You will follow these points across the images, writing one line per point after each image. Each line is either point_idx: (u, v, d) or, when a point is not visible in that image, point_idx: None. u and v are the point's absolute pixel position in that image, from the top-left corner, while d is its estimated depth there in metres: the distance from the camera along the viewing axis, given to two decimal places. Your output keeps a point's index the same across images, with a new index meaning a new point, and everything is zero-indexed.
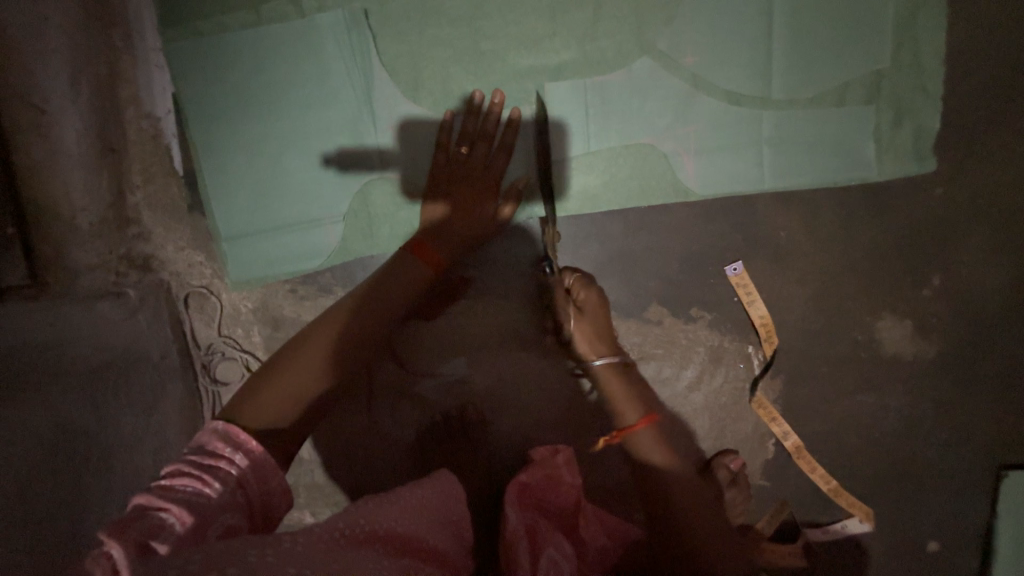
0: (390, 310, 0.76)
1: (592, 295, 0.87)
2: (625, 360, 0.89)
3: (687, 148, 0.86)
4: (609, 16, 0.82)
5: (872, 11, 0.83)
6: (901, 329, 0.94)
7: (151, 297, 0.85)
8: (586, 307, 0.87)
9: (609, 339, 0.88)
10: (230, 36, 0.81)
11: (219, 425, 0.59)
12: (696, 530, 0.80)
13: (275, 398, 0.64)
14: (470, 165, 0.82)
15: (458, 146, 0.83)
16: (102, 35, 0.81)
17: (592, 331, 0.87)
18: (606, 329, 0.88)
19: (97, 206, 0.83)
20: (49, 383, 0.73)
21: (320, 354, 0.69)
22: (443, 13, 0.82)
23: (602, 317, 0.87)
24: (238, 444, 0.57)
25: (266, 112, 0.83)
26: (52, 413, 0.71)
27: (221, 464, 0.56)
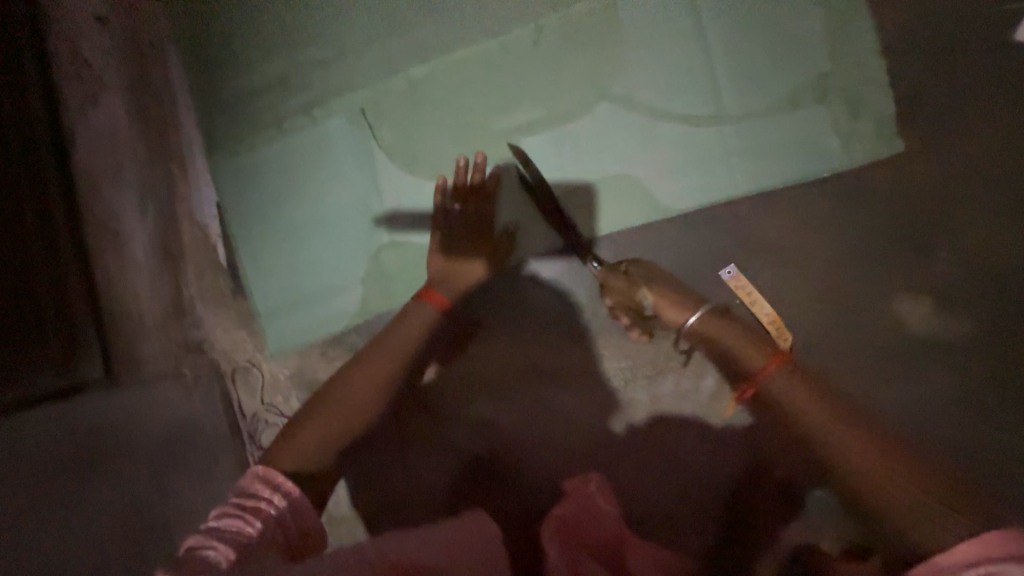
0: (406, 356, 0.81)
1: (649, 267, 0.88)
2: (720, 308, 0.86)
3: (659, 171, 0.93)
4: (568, 73, 0.94)
5: (803, 24, 0.91)
6: (921, 308, 0.92)
7: (205, 376, 0.96)
8: (652, 277, 0.87)
9: (691, 299, 0.85)
10: (259, 150, 0.99)
11: (259, 470, 0.65)
12: (831, 444, 0.68)
13: (313, 441, 0.69)
14: (465, 219, 0.91)
15: (453, 204, 0.90)
16: (159, 164, 1.00)
17: (670, 296, 0.85)
18: (679, 289, 0.86)
19: (159, 303, 0.98)
20: (122, 452, 0.90)
21: (353, 399, 0.74)
22: (426, 98, 0.96)
23: (670, 281, 0.87)
24: (276, 486, 0.63)
25: (291, 204, 0.99)
26: (124, 478, 0.89)
27: (262, 506, 0.61)
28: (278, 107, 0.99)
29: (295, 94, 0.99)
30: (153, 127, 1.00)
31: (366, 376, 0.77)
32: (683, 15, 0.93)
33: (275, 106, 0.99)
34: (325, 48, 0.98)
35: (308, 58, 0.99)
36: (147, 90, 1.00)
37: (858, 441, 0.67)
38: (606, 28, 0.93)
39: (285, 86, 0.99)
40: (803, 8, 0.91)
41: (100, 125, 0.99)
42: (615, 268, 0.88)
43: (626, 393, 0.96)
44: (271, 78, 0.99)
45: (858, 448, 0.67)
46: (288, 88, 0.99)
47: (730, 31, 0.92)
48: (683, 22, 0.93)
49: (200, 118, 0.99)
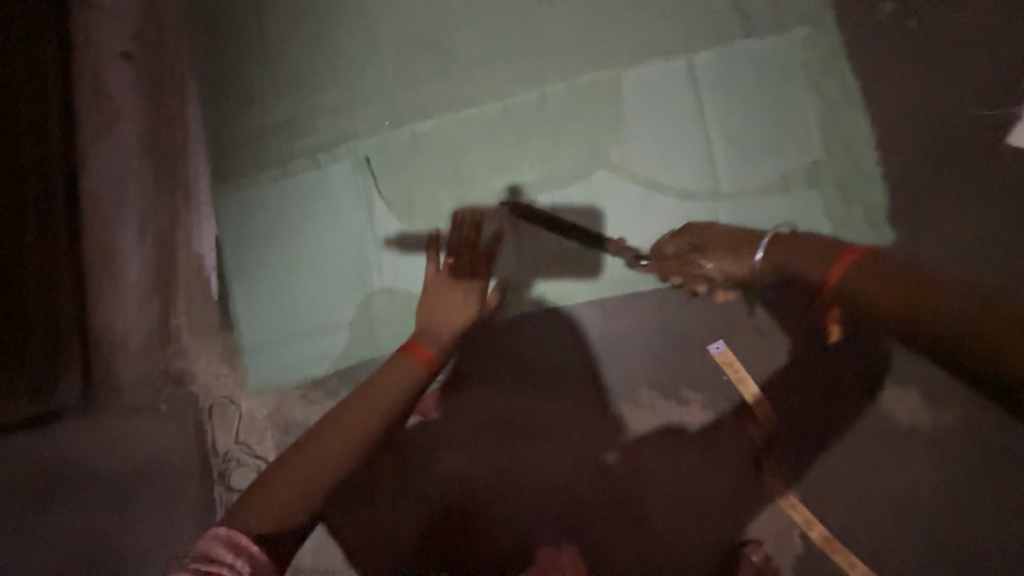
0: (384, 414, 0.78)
1: (693, 233, 0.81)
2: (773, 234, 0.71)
3: (650, 240, 0.95)
4: (567, 139, 0.96)
5: (801, 109, 0.93)
6: (912, 399, 0.89)
7: (182, 408, 0.96)
8: (697, 241, 0.79)
9: (744, 241, 0.74)
10: (262, 187, 1.02)
11: (222, 531, 0.65)
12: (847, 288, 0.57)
13: (280, 501, 0.68)
14: (457, 272, 0.91)
15: (446, 258, 0.92)
16: (165, 195, 1.03)
17: (719, 248, 0.75)
18: (730, 237, 0.76)
19: (146, 330, 0.99)
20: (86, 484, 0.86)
21: (326, 457, 0.72)
22: (429, 151, 0.99)
23: (717, 235, 0.78)
24: (240, 549, 0.63)
25: (288, 242, 1.00)
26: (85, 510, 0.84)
27: (225, 570, 0.61)
28: (286, 148, 1.02)
29: (304, 137, 1.02)
30: (166, 159, 1.04)
31: (342, 434, 0.75)
32: (684, 90, 0.95)
33: (283, 147, 1.02)
34: (336, 96, 1.02)
35: (319, 104, 1.02)
36: (164, 124, 1.05)
37: (868, 272, 0.55)
38: (607, 99, 0.96)
39: (294, 129, 1.02)
40: (801, 94, 0.93)
41: (115, 153, 1.03)
42: (667, 250, 0.82)
43: (603, 459, 0.95)
44: (282, 120, 1.03)
45: (864, 275, 0.55)
46: (297, 131, 1.02)
47: (728, 110, 0.94)
48: (683, 98, 0.95)
49: (211, 153, 1.04)
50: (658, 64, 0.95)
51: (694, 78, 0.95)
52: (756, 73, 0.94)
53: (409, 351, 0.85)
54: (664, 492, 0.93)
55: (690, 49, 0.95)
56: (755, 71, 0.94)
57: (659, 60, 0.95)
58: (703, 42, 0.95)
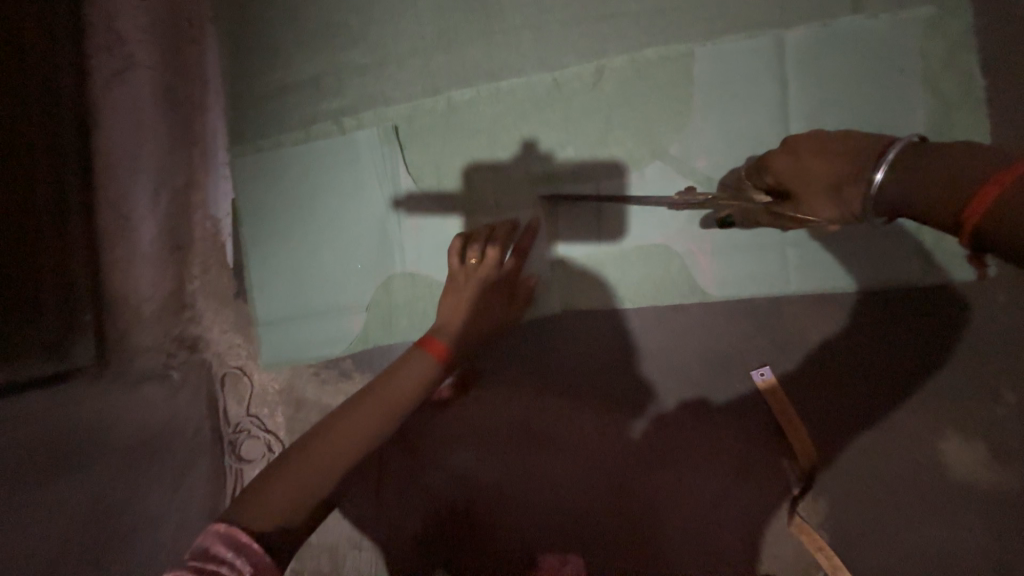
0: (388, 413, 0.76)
1: (782, 165, 0.67)
2: (899, 147, 0.56)
3: (702, 248, 0.84)
4: (621, 123, 0.84)
5: (911, 108, 0.77)
6: (971, 452, 0.81)
7: (194, 376, 0.96)
8: (790, 180, 0.66)
9: (852, 166, 0.59)
10: (282, 150, 0.94)
11: (222, 528, 0.63)
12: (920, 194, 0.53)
13: (280, 498, 0.66)
14: (483, 270, 0.83)
15: (470, 256, 0.84)
16: (183, 153, 0.98)
17: (817, 188, 0.63)
18: (831, 162, 0.61)
19: (160, 294, 0.96)
20: (93, 461, 0.82)
21: (329, 456, 0.70)
22: (464, 125, 0.89)
23: (813, 163, 0.63)
24: (240, 547, 0.61)
25: (307, 214, 0.94)
26: (89, 489, 0.80)
27: (223, 569, 0.59)
28: (309, 110, 0.94)
29: (328, 98, 0.93)
30: (184, 114, 0.98)
31: (347, 432, 0.73)
32: (768, 74, 0.80)
33: (305, 108, 0.94)
34: (366, 54, 0.92)
35: (347, 62, 0.93)
36: (183, 76, 0.98)
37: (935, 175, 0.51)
38: (674, 79, 0.83)
39: (318, 88, 0.93)
40: (913, 89, 0.77)
41: (128, 102, 0.96)
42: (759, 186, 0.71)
43: (619, 476, 0.89)
44: (306, 77, 0.94)
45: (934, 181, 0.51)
46: (321, 91, 0.93)
47: (820, 102, 0.79)
48: (767, 84, 0.80)
49: (231, 111, 0.97)
50: (740, 40, 0.81)
51: (782, 61, 0.80)
52: (859, 59, 0.78)
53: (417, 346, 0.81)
54: (681, 518, 0.88)
55: (780, 25, 0.80)
56: (859, 56, 0.78)
57: (741, 35, 0.81)
58: (797, 17, 0.80)
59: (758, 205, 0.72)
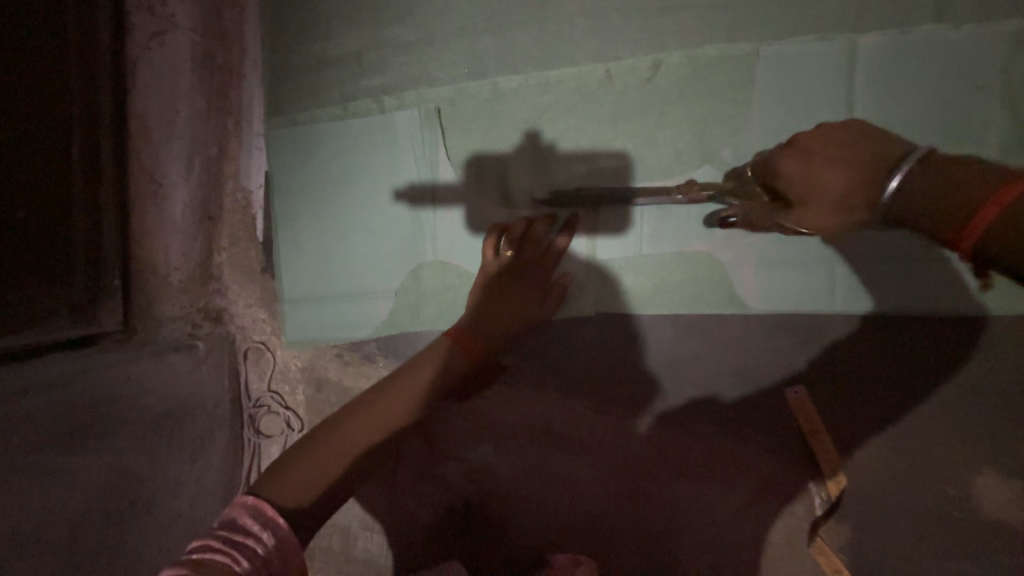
0: (413, 401, 0.77)
1: (791, 169, 0.64)
2: (915, 157, 0.53)
3: (746, 259, 0.81)
4: (674, 122, 0.81)
5: (985, 127, 0.73)
6: (1006, 490, 0.79)
7: (216, 349, 0.95)
8: (796, 186, 0.63)
9: (867, 175, 0.57)
10: (319, 126, 0.92)
11: (248, 501, 0.64)
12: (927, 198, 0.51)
13: (304, 476, 0.68)
14: (519, 266, 0.83)
15: (506, 249, 0.82)
16: (218, 121, 0.95)
17: (825, 197, 0.61)
18: (845, 170, 0.59)
19: (188, 265, 0.95)
20: (115, 432, 0.82)
21: (350, 441, 0.72)
22: (508, 112, 0.86)
23: (824, 171, 0.60)
24: (265, 522, 0.61)
25: (341, 193, 0.91)
26: (110, 459, 0.80)
27: (250, 542, 0.60)
28: (349, 86, 0.91)
29: (370, 76, 0.90)
30: (221, 80, 0.95)
31: (373, 417, 0.74)
32: (835, 82, 0.76)
33: (345, 84, 0.91)
34: (412, 32, 0.89)
35: (391, 39, 0.90)
36: (222, 40, 0.95)
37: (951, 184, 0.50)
38: (734, 80, 0.79)
39: (360, 64, 0.90)
40: (991, 108, 0.73)
41: (164, 65, 0.93)
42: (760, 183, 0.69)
43: (637, 485, 0.89)
44: (349, 52, 0.91)
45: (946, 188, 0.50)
46: (362, 67, 0.90)
47: (889, 115, 0.75)
48: (834, 92, 0.76)
49: (269, 81, 0.94)
50: (808, 42, 0.77)
51: (851, 67, 0.76)
52: (936, 71, 0.74)
53: (443, 336, 0.82)
54: (699, 533, 0.87)
55: (853, 30, 0.76)
56: (936, 67, 0.74)
57: (812, 38, 0.77)
58: (872, 22, 0.75)
59: (761, 206, 0.69)
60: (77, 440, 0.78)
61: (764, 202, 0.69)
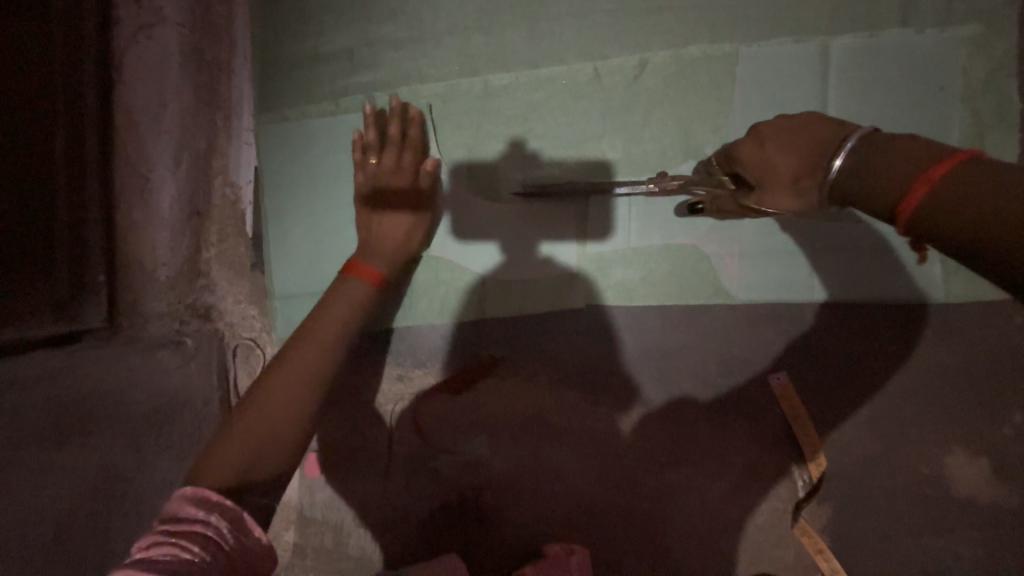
0: (326, 342, 0.79)
1: (749, 155, 0.67)
2: (854, 141, 0.57)
3: (730, 250, 0.84)
4: (660, 120, 0.83)
5: (948, 125, 0.78)
6: (974, 469, 0.84)
7: (206, 346, 0.92)
8: (756, 171, 0.67)
9: (813, 157, 0.61)
10: (311, 122, 0.92)
11: (188, 492, 0.62)
12: (866, 178, 0.54)
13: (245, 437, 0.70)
14: (384, 177, 0.85)
15: (370, 158, 0.85)
16: (207, 115, 0.94)
17: (782, 179, 0.64)
18: (794, 153, 0.63)
19: (175, 261, 0.94)
20: (102, 429, 0.82)
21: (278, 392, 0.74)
22: (500, 107, 0.87)
23: (777, 154, 0.64)
24: (210, 506, 0.60)
25: (332, 189, 0.92)
26: (98, 456, 0.80)
27: (198, 529, 0.58)
28: (340, 82, 0.91)
29: (362, 72, 0.91)
30: (210, 74, 0.94)
31: (293, 366, 0.76)
32: (810, 81, 0.80)
33: (337, 80, 0.91)
34: (403, 29, 0.90)
35: (383, 37, 0.91)
36: (211, 34, 0.94)
37: (891, 164, 0.53)
38: (716, 79, 0.82)
39: (352, 60, 0.91)
40: (952, 106, 0.78)
41: (152, 59, 0.92)
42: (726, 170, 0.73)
43: (629, 474, 0.90)
44: (340, 48, 0.92)
45: (886, 169, 0.53)
46: (354, 64, 0.91)
47: (862, 113, 0.79)
48: (810, 90, 0.80)
49: (259, 76, 0.94)
50: (785, 44, 0.81)
51: (824, 68, 0.80)
52: (903, 72, 0.79)
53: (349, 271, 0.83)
54: (689, 519, 0.89)
55: (827, 33, 0.80)
56: (903, 68, 0.79)
57: (788, 39, 0.81)
58: (845, 25, 0.80)
59: (727, 194, 0.74)
60: (73, 435, 0.79)
61: (729, 189, 0.73)
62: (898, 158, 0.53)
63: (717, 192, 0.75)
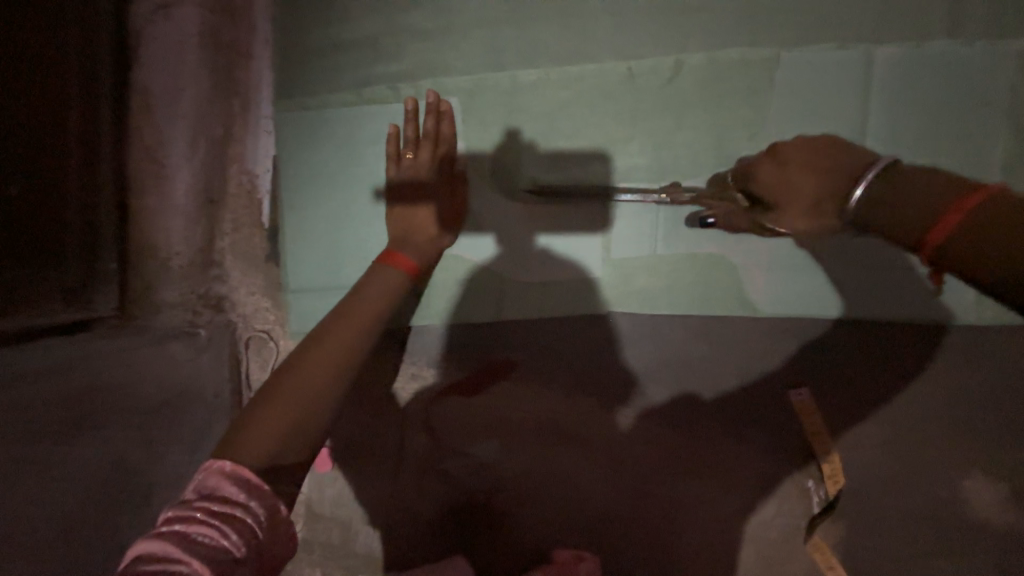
0: (367, 329, 0.73)
1: (765, 175, 0.65)
2: (877, 170, 0.55)
3: (758, 262, 0.82)
4: (693, 124, 0.81)
5: (991, 143, 0.76)
6: (993, 493, 0.83)
7: (218, 337, 0.91)
8: (773, 190, 0.64)
9: (833, 182, 0.58)
10: (331, 111, 0.89)
11: (228, 466, 0.57)
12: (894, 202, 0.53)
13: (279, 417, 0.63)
14: (421, 168, 0.82)
15: (405, 153, 0.82)
16: (224, 101, 0.91)
17: (800, 200, 0.61)
18: (814, 176, 0.60)
19: (188, 249, 0.92)
20: (110, 422, 0.80)
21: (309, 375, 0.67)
22: (527, 104, 0.85)
23: (796, 177, 0.61)
24: (251, 489, 0.56)
25: (350, 182, 0.89)
26: (106, 449, 0.79)
27: (238, 513, 0.54)
28: (363, 71, 0.88)
29: (386, 62, 0.88)
30: (227, 58, 0.91)
31: (331, 350, 0.70)
32: (852, 91, 0.77)
33: (359, 68, 0.88)
34: (430, 18, 0.87)
35: (410, 25, 0.87)
36: (230, 16, 0.91)
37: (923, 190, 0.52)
38: (753, 83, 0.79)
39: (376, 49, 0.88)
40: (996, 124, 0.75)
41: (169, 40, 0.89)
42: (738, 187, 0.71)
43: (642, 484, 0.90)
44: (364, 35, 0.88)
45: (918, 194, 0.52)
46: (378, 52, 0.88)
47: (903, 127, 0.77)
48: (850, 100, 0.78)
49: (279, 62, 0.91)
50: (826, 51, 0.78)
51: (867, 78, 0.77)
52: (948, 85, 0.76)
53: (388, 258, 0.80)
54: (700, 531, 0.89)
55: (872, 41, 0.77)
56: (949, 81, 0.76)
57: (831, 46, 0.78)
58: (891, 34, 0.77)
59: (740, 210, 0.71)
60: (79, 430, 0.77)
61: (741, 205, 0.71)
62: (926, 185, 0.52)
63: (728, 208, 0.73)
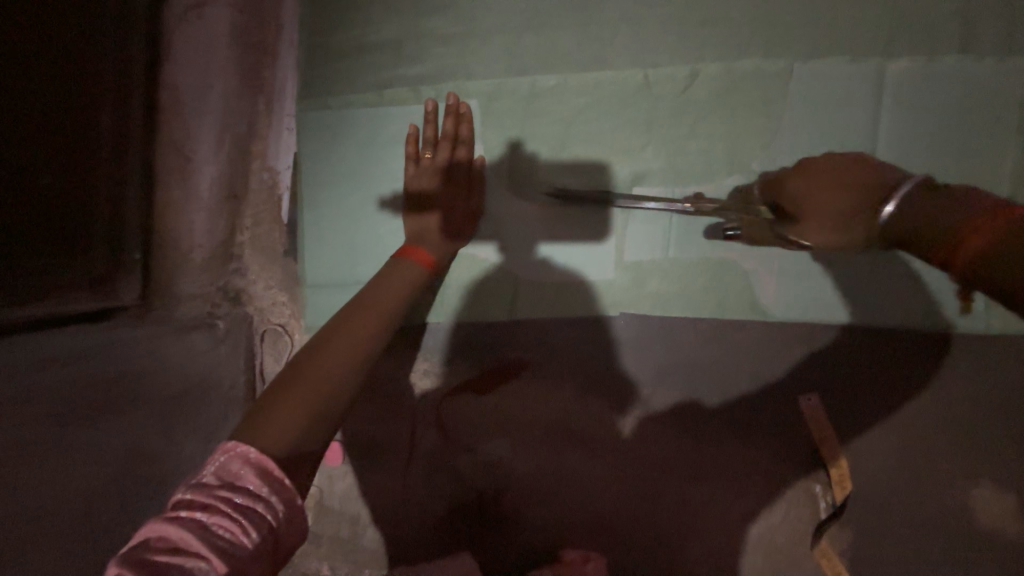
0: (384, 323, 0.75)
1: (795, 188, 0.68)
2: (909, 186, 0.59)
3: (769, 268, 0.84)
4: (707, 132, 0.83)
5: (1000, 156, 0.77)
6: (1001, 503, 0.83)
7: (236, 329, 0.94)
8: (802, 203, 0.67)
9: (864, 196, 0.62)
10: (352, 111, 0.91)
11: (250, 455, 0.56)
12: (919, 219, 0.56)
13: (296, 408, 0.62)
14: (439, 166, 0.84)
15: (424, 153, 0.85)
16: (250, 99, 0.94)
17: (826, 214, 0.64)
18: (845, 191, 0.64)
19: (210, 243, 0.94)
20: (132, 410, 0.81)
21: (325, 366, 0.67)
22: (545, 109, 0.87)
23: (828, 192, 0.65)
24: (272, 483, 0.56)
25: (368, 180, 0.91)
26: (128, 437, 0.80)
27: (258, 506, 0.54)
28: (385, 74, 0.91)
29: (408, 65, 0.90)
30: (254, 58, 0.94)
31: (347, 343, 0.71)
32: (864, 103, 0.79)
33: (382, 71, 0.91)
34: (452, 24, 0.89)
35: (432, 31, 0.90)
36: (258, 18, 0.94)
37: (947, 206, 0.55)
38: (767, 94, 0.81)
39: (399, 53, 0.91)
40: (1005, 138, 0.77)
41: (200, 41, 0.92)
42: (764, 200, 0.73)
43: (650, 486, 0.90)
44: (388, 39, 0.91)
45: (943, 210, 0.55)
46: (400, 56, 0.90)
47: (913, 139, 0.78)
48: (862, 112, 0.79)
49: (304, 63, 0.94)
50: (839, 64, 0.80)
51: (878, 90, 0.79)
52: (958, 100, 0.78)
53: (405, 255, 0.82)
54: (707, 534, 0.89)
55: (884, 55, 0.79)
56: (960, 94, 0.78)
57: (844, 59, 0.80)
58: (903, 48, 0.79)
59: (762, 222, 0.72)
60: (103, 417, 0.77)
61: (765, 217, 0.71)
62: (952, 202, 0.55)
63: (752, 219, 0.73)
